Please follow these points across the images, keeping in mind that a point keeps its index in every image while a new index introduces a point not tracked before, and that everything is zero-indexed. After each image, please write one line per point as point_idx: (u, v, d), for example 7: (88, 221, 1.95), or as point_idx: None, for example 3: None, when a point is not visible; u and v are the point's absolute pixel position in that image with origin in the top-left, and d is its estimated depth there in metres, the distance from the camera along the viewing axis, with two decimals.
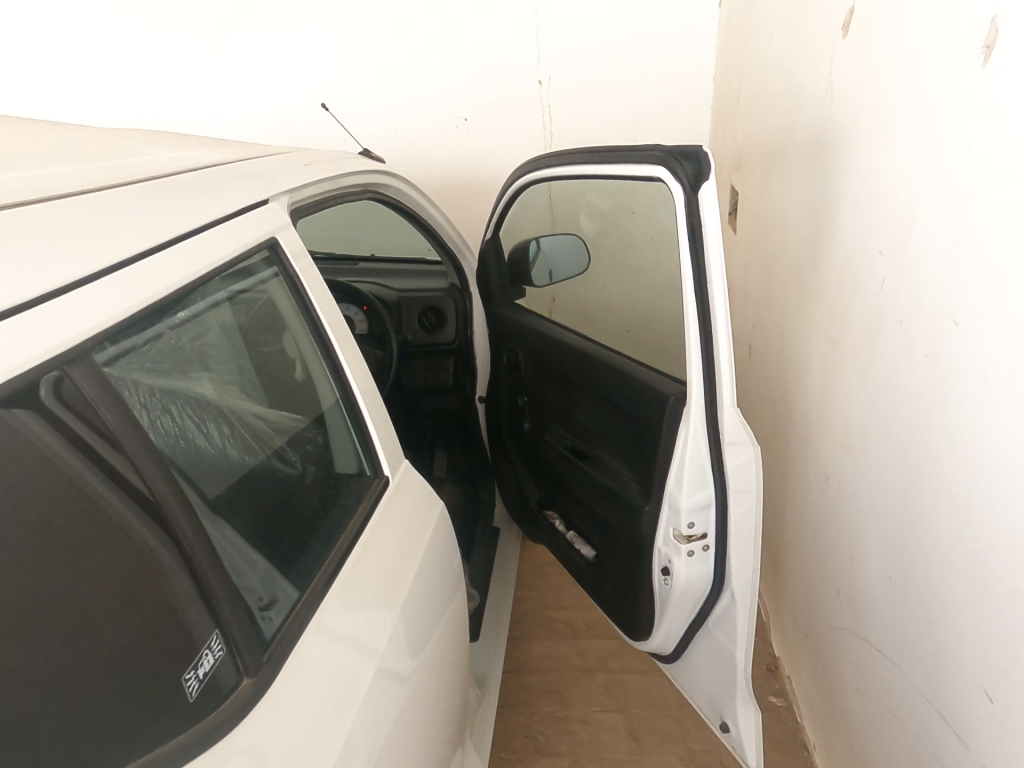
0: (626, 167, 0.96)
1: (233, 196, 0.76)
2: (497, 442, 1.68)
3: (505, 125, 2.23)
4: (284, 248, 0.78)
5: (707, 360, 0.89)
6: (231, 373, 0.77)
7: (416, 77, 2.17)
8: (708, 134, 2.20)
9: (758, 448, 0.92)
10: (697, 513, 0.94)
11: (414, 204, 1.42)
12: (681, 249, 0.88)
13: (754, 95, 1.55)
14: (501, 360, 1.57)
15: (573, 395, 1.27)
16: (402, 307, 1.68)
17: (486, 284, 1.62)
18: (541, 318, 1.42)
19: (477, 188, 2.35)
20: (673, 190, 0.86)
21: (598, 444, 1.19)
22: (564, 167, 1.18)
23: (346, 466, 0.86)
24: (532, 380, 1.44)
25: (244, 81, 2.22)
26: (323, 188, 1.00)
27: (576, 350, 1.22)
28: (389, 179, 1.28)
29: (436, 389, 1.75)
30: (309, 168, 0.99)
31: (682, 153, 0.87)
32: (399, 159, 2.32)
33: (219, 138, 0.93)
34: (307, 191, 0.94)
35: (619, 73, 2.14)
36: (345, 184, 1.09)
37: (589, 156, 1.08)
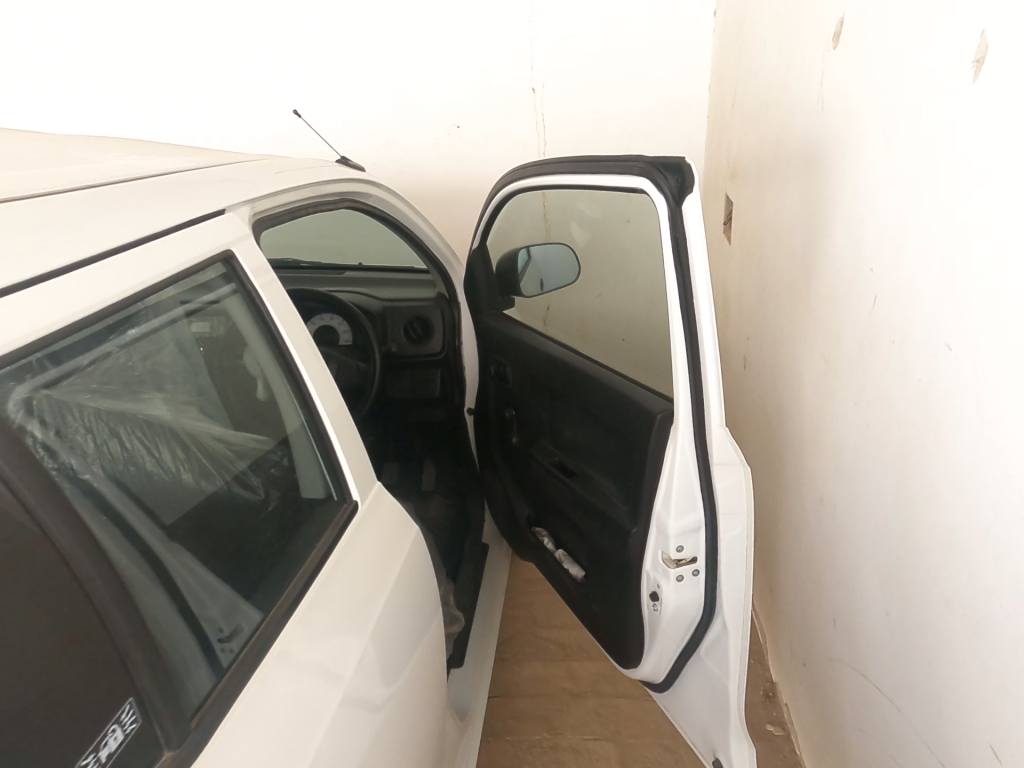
0: (609, 178, 0.92)
1: (190, 204, 0.72)
2: (486, 456, 1.64)
3: (498, 133, 2.20)
4: (241, 262, 0.74)
5: (694, 377, 0.85)
6: (189, 392, 0.72)
7: (407, 85, 2.14)
8: (704, 141, 2.17)
9: (749, 469, 0.87)
10: (687, 537, 0.89)
11: (397, 212, 1.38)
12: (665, 263, 0.84)
13: (749, 102, 1.51)
14: (489, 373, 1.54)
15: (561, 411, 1.23)
16: (387, 318, 1.63)
17: (473, 296, 1.58)
18: (529, 331, 1.38)
19: (470, 197, 2.31)
20: (656, 203, 0.82)
21: (585, 462, 1.15)
22: (549, 176, 1.14)
23: (312, 491, 0.81)
24: (519, 394, 1.40)
25: (233, 88, 2.19)
26: (297, 196, 0.97)
27: (563, 363, 1.18)
28: (369, 188, 1.24)
29: (424, 402, 1.71)
30: (281, 176, 0.95)
31: (665, 163, 0.83)
32: (390, 167, 2.29)
33: (185, 144, 0.90)
34: (277, 199, 0.90)
35: (613, 80, 2.11)
36: (322, 193, 1.05)
37: (573, 165, 1.05)
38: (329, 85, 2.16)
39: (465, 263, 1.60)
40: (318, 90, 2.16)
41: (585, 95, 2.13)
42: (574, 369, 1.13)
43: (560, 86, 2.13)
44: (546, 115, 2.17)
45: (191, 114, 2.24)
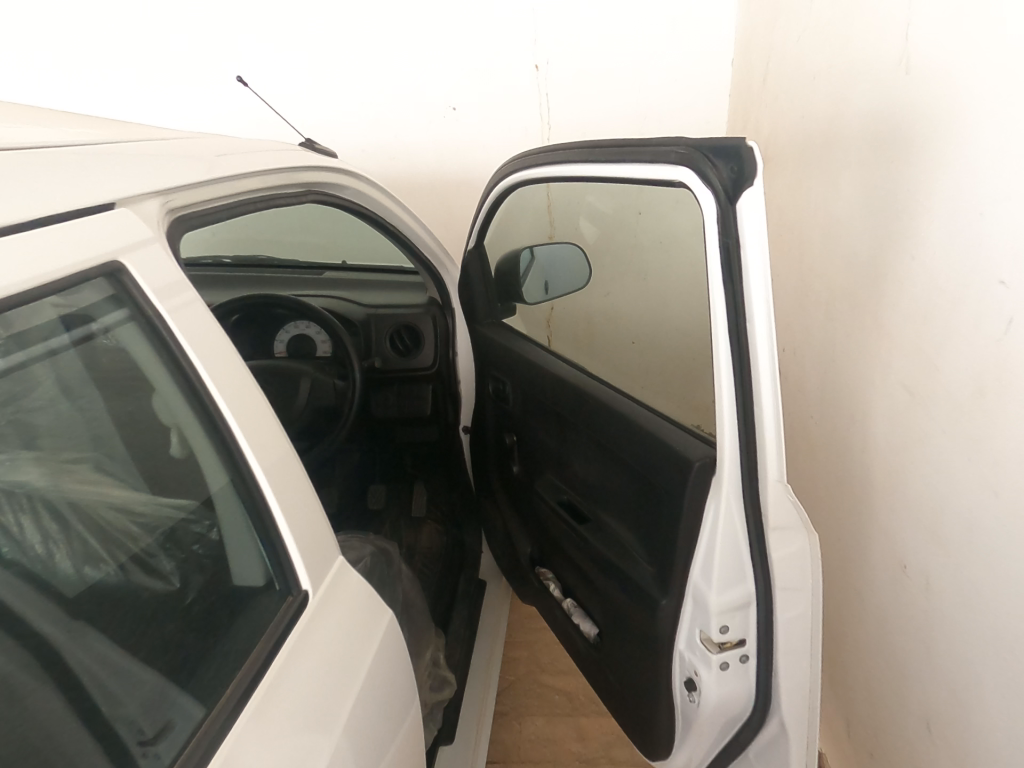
0: (639, 168, 0.73)
1: (74, 188, 0.52)
2: (485, 484, 1.46)
3: (499, 122, 2.02)
4: (128, 278, 0.52)
5: (744, 420, 0.67)
6: (80, 442, 0.54)
7: (398, 68, 1.95)
8: (724, 125, 1.98)
9: (814, 534, 0.69)
10: (732, 615, 0.70)
11: (378, 207, 1.19)
12: (711, 276, 0.65)
13: (783, 84, 1.33)
14: (488, 391, 1.36)
15: (570, 440, 1.06)
16: (372, 327, 1.44)
17: (469, 302, 1.38)
18: (536, 346, 1.21)
19: (467, 188, 2.13)
20: (701, 198, 0.64)
21: (600, 506, 0.98)
22: (557, 166, 0.95)
23: (243, 581, 0.60)
24: (521, 418, 1.23)
25: (206, 71, 2.00)
26: (238, 187, 0.77)
27: (576, 389, 1.00)
28: (346, 180, 1.07)
29: (414, 421, 1.53)
30: (216, 160, 0.75)
31: (713, 149, 0.64)
32: (379, 159, 2.10)
33: (91, 116, 0.70)
34: (208, 189, 0.71)
35: (625, 65, 1.93)
36: (274, 184, 0.86)
37: (589, 152, 0.86)
38: (312, 67, 1.96)
39: (460, 264, 1.39)
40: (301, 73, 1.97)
41: (594, 80, 1.95)
42: (590, 398, 0.96)
43: (567, 70, 1.94)
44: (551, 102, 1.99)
45: (161, 97, 2.04)
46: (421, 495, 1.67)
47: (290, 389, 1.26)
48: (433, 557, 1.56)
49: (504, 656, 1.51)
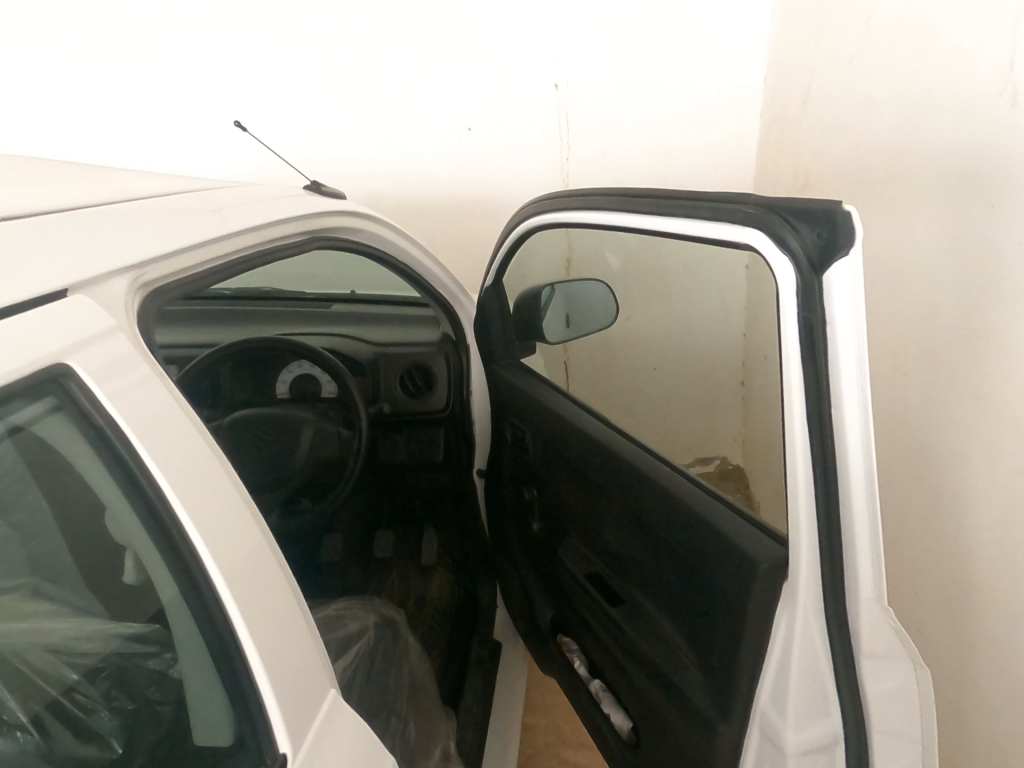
0: (704, 225, 0.65)
1: (13, 275, 0.41)
2: (501, 538, 1.34)
3: (516, 148, 1.93)
4: (76, 384, 0.40)
5: (829, 526, 0.55)
6: (13, 568, 0.45)
7: (411, 93, 1.87)
8: (755, 143, 1.90)
9: (920, 662, 0.56)
10: (813, 759, 0.57)
11: (391, 247, 1.12)
12: (787, 355, 0.55)
13: (847, 117, 1.24)
14: (505, 439, 1.25)
15: (599, 507, 0.95)
16: (380, 367, 1.33)
17: (485, 340, 1.27)
18: (563, 393, 1.09)
19: (481, 213, 2.03)
20: (778, 268, 0.55)
21: (639, 588, 0.86)
22: (594, 211, 0.87)
23: (204, 738, 0.47)
24: (542, 471, 1.11)
25: (200, 105, 1.89)
26: (213, 252, 0.67)
27: (613, 454, 0.88)
28: (364, 224, 1.05)
29: (424, 466, 1.42)
30: (194, 223, 0.66)
31: (795, 211, 0.56)
32: (390, 186, 1.99)
33: (35, 185, 0.59)
34: (181, 259, 0.61)
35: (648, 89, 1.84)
36: (253, 243, 0.76)
37: (636, 200, 0.79)
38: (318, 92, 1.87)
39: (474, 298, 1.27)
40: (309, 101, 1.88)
41: (615, 107, 1.86)
42: (634, 469, 0.84)
43: (586, 94, 1.85)
44: (570, 128, 1.89)
45: (155, 132, 1.94)
46: (433, 540, 1.58)
47: (290, 440, 1.15)
48: (446, 614, 1.44)
49: (524, 729, 1.38)
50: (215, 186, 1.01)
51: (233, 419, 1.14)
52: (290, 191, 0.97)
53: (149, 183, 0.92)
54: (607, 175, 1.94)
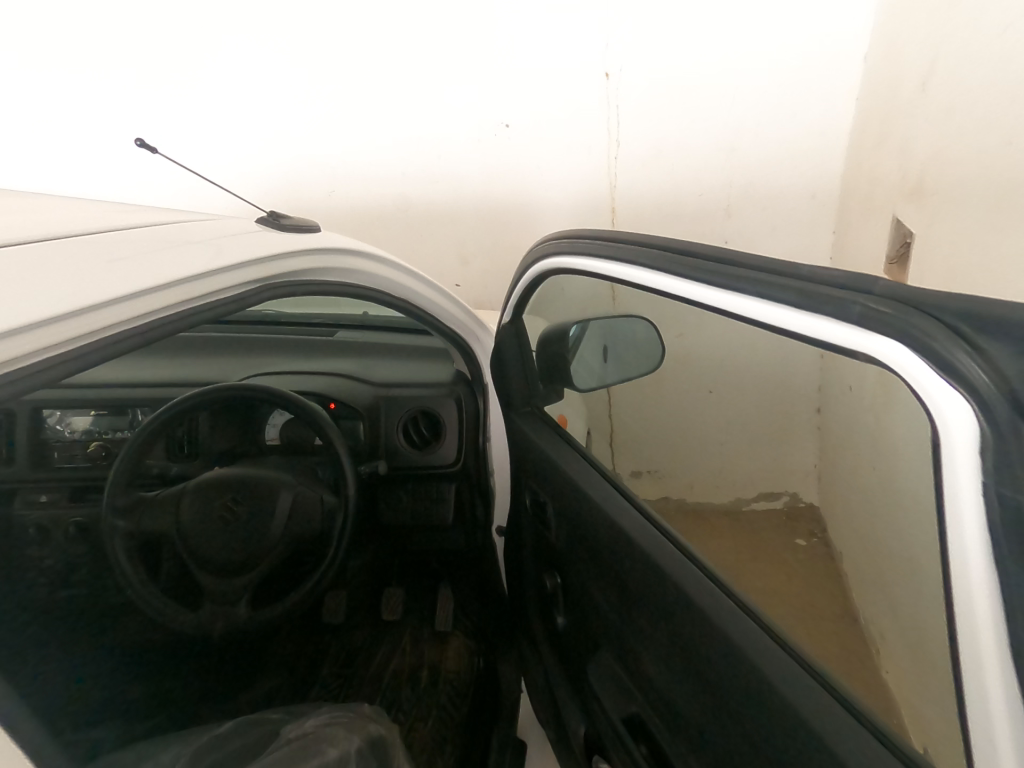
0: (797, 316, 0.44)
1: None
2: (522, 619, 1.11)
3: (557, 150, 1.68)
4: None
5: None
6: None
7: (441, 90, 1.65)
8: (848, 133, 1.58)
9: None
10: None
11: (394, 286, 0.94)
12: (965, 547, 0.34)
13: (1000, 103, 0.93)
14: (525, 507, 1.03)
15: (645, 632, 0.72)
16: (380, 413, 1.11)
17: (503, 386, 1.05)
18: (596, 467, 0.88)
19: (516, 221, 1.79)
20: (948, 417, 0.33)
21: (700, 762, 0.63)
22: (637, 270, 0.66)
23: None
24: (568, 562, 0.89)
25: (215, 112, 1.75)
26: (79, 330, 0.50)
27: (662, 576, 0.67)
28: (354, 262, 0.88)
29: (434, 527, 1.21)
30: (46, 294, 0.49)
31: (965, 315, 0.34)
32: (418, 189, 1.78)
33: None
34: (1, 346, 0.44)
35: (717, 75, 1.55)
36: (157, 308, 0.58)
37: (696, 268, 0.58)
38: (338, 93, 1.68)
39: (490, 339, 1.07)
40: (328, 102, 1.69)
41: (675, 97, 1.58)
42: (694, 609, 0.63)
43: (643, 81, 1.57)
44: (620, 125, 1.62)
45: (170, 143, 1.82)
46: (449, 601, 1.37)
47: (263, 508, 0.96)
48: (461, 693, 1.21)
49: None
50: (177, 219, 0.83)
51: (199, 481, 0.96)
52: (245, 230, 0.80)
53: (95, 212, 0.77)
54: (664, 175, 1.66)
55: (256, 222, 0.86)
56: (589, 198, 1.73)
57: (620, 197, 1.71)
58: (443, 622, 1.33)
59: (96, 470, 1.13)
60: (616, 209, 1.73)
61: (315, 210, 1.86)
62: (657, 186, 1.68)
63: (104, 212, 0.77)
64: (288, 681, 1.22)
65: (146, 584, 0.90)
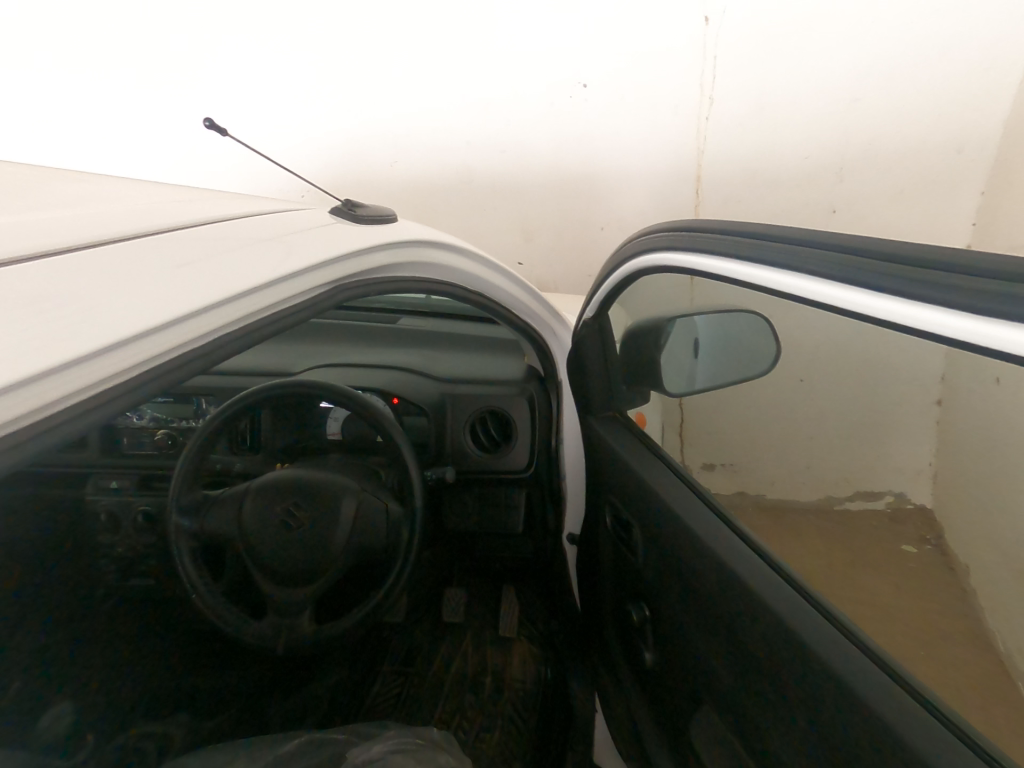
0: (956, 318, 0.36)
1: None
2: (600, 641, 1.01)
3: (639, 112, 1.51)
4: None
5: None
6: None
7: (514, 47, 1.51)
8: (998, 82, 1.33)
9: None
10: None
11: (473, 279, 0.84)
12: None
13: None
14: (604, 524, 0.93)
15: (756, 692, 0.60)
16: (447, 412, 1.03)
17: (582, 388, 0.95)
18: (690, 485, 0.76)
19: (590, 191, 1.63)
20: None
21: None
22: (748, 266, 0.56)
23: None
24: (657, 592, 0.78)
25: (281, 81, 1.69)
26: (164, 344, 0.42)
27: (788, 632, 0.55)
28: (434, 252, 0.78)
29: (503, 534, 1.13)
30: (118, 302, 0.40)
31: None
32: (484, 157, 1.66)
33: None
34: (67, 374, 0.35)
35: (836, 17, 1.34)
36: (242, 315, 0.50)
37: (850, 267, 0.45)
38: (407, 56, 1.58)
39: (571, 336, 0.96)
40: (396, 66, 1.60)
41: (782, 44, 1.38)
42: (831, 676, 0.50)
43: (747, 27, 1.38)
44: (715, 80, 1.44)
45: (236, 114, 1.78)
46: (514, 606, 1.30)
47: (328, 516, 0.91)
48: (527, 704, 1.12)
49: None
50: (249, 202, 0.76)
51: (263, 482, 0.91)
52: (325, 219, 0.72)
53: (160, 197, 0.68)
54: (762, 135, 1.46)
55: (329, 214, 0.76)
56: (675, 164, 1.55)
57: (708, 163, 1.53)
58: (510, 629, 1.26)
59: (159, 458, 1.08)
60: (702, 177, 1.54)
61: (376, 182, 1.77)
62: (754, 148, 1.47)
63: (173, 198, 0.68)
64: (347, 680, 1.17)
65: (213, 589, 0.86)
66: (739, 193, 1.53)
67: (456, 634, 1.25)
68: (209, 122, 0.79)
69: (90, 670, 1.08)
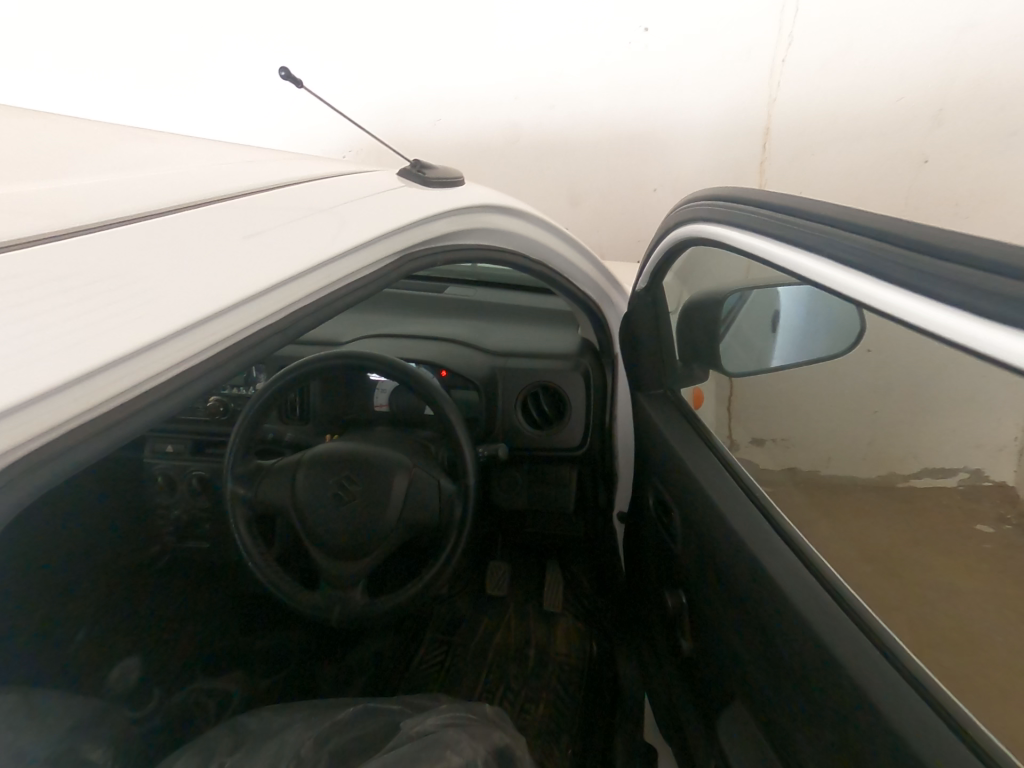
0: (970, 327, 0.31)
1: None
2: (642, 623, 0.99)
3: (706, 57, 1.41)
4: None
5: None
6: None
7: None
8: None
9: None
10: None
11: (536, 246, 0.80)
12: None
13: None
14: (649, 505, 0.89)
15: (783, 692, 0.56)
16: (499, 386, 1.00)
17: (634, 364, 0.91)
18: (731, 473, 0.71)
19: (646, 148, 1.54)
20: None
21: None
22: (783, 250, 0.51)
23: None
24: (694, 580, 0.74)
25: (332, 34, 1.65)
26: (246, 319, 0.41)
27: (818, 641, 0.50)
28: (499, 219, 0.74)
29: (552, 511, 1.11)
30: (174, 286, 0.38)
31: None
32: (533, 115, 1.58)
33: (41, 233, 0.38)
34: (157, 353, 0.35)
35: None
36: (316, 287, 0.48)
37: (881, 254, 0.39)
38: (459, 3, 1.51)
39: (629, 309, 0.92)
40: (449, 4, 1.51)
41: None
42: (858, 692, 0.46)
43: None
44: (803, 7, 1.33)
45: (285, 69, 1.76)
46: (558, 581, 1.30)
47: (374, 488, 0.91)
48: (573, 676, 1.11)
49: None
50: (311, 161, 0.73)
51: (318, 453, 0.92)
52: (390, 181, 0.68)
53: (223, 158, 0.65)
54: (850, 71, 1.36)
55: (397, 175, 0.72)
56: (744, 115, 1.45)
57: (779, 115, 1.42)
58: (553, 605, 1.25)
59: (214, 425, 1.09)
60: (771, 131, 1.44)
61: (422, 141, 1.71)
62: (838, 89, 1.37)
63: (239, 158, 0.65)
64: (391, 646, 1.18)
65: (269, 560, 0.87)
66: (813, 143, 1.42)
67: (499, 606, 1.25)
68: (285, 72, 0.75)
69: (155, 622, 1.13)
